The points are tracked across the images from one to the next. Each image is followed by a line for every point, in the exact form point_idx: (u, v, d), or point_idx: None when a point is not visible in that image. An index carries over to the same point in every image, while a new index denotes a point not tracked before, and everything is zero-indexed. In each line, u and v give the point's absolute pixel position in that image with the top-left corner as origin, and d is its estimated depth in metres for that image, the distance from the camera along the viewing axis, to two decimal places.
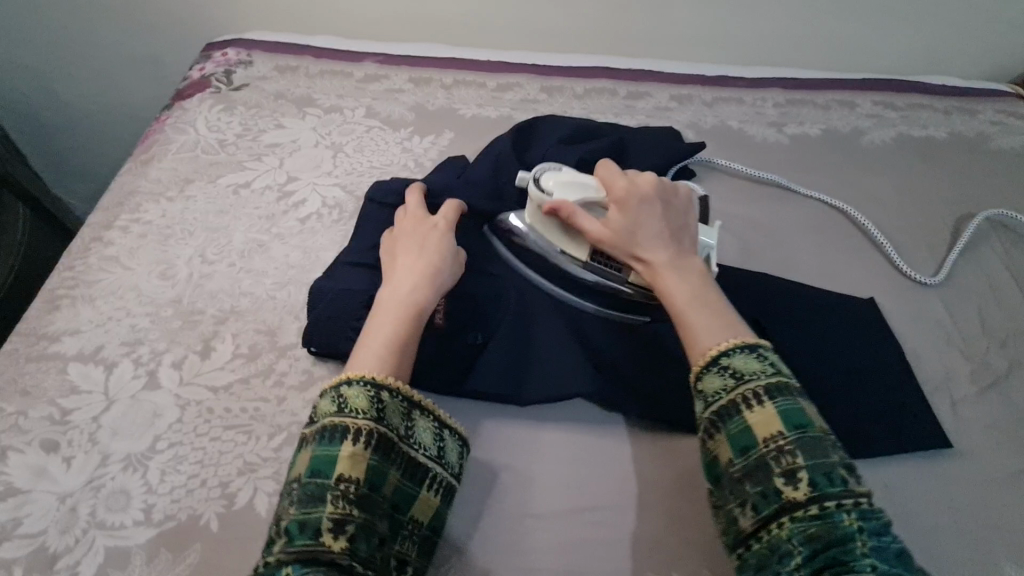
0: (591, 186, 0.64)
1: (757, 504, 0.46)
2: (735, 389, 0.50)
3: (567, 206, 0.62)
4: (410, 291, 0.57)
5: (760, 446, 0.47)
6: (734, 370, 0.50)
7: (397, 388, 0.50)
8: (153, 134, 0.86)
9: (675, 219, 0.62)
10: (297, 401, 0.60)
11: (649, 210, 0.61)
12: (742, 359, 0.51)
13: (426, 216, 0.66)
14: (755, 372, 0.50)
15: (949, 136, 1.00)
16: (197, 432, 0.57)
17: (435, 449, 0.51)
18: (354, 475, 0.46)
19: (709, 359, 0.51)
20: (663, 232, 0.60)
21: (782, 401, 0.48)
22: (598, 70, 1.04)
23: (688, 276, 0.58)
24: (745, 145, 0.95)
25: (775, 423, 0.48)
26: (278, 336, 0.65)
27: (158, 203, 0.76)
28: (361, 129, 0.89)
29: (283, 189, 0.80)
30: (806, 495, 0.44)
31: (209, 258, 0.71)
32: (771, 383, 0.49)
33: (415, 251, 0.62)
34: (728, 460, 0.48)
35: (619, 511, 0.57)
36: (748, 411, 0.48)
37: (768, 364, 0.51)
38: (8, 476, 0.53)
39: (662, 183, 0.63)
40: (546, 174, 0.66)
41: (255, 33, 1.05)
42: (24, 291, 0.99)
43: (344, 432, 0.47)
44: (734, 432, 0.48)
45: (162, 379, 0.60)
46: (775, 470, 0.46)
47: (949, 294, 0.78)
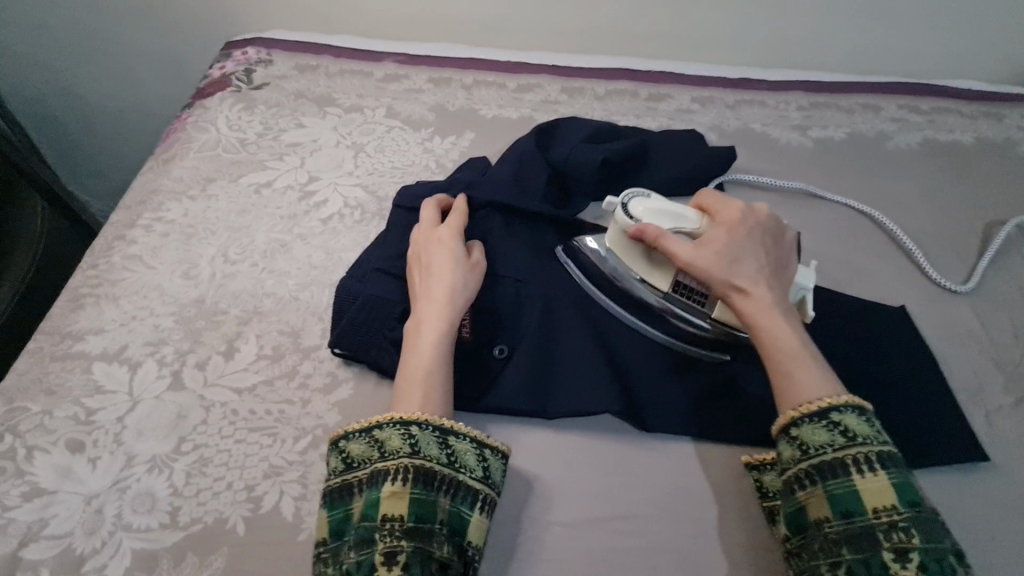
0: (685, 215, 0.63)
1: (854, 569, 0.46)
2: (844, 448, 0.49)
3: (653, 231, 0.61)
4: (426, 320, 0.58)
5: (868, 515, 0.47)
6: (844, 429, 0.49)
7: (425, 421, 0.51)
8: (174, 133, 0.86)
9: (778, 262, 0.61)
10: (322, 404, 0.59)
11: (754, 250, 0.60)
12: (853, 419, 0.50)
13: (434, 230, 0.66)
14: (868, 437, 0.49)
15: (975, 141, 0.98)
16: (223, 434, 0.57)
17: (479, 469, 0.52)
18: (397, 512, 0.47)
19: (814, 408, 0.50)
20: (766, 272, 0.59)
21: (896, 474, 0.48)
22: (618, 72, 1.03)
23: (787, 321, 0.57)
24: (769, 148, 0.94)
25: (891, 496, 0.47)
26: (302, 337, 0.64)
27: (180, 202, 0.76)
28: (382, 129, 0.89)
29: (305, 189, 0.79)
30: (914, 575, 0.44)
31: (232, 258, 0.71)
32: (883, 452, 0.49)
33: (425, 273, 0.62)
34: (827, 519, 0.48)
35: (644, 518, 0.57)
36: (860, 475, 0.48)
37: (878, 431, 0.50)
38: (33, 476, 0.53)
39: (769, 224, 0.62)
40: (635, 200, 0.65)
41: (274, 32, 1.05)
42: (43, 288, 1.00)
43: (385, 473, 0.49)
44: (841, 493, 0.48)
45: (186, 380, 0.60)
46: (883, 543, 0.46)
47: (980, 302, 0.77)
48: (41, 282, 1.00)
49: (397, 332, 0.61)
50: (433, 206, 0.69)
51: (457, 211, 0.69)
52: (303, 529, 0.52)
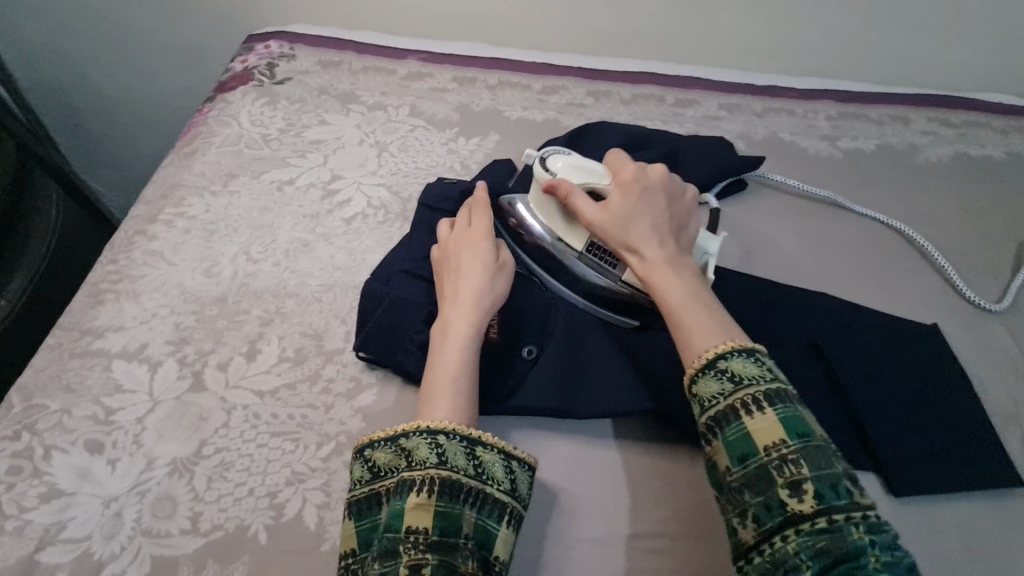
0: (597, 172, 0.63)
1: (759, 516, 0.44)
2: (733, 393, 0.48)
3: (566, 184, 0.62)
4: (455, 324, 0.57)
5: (760, 455, 0.45)
6: (732, 374, 0.48)
7: (451, 429, 0.50)
8: (196, 126, 0.84)
9: (675, 218, 0.61)
10: (345, 409, 0.58)
11: (650, 207, 0.60)
12: (740, 362, 0.49)
13: (461, 232, 0.64)
14: (755, 377, 0.48)
15: (1007, 156, 0.96)
16: (245, 438, 0.55)
17: (507, 482, 0.50)
18: (421, 524, 0.45)
19: (706, 361, 0.49)
20: (661, 229, 0.59)
21: (783, 408, 0.46)
22: (645, 76, 1.02)
23: (684, 275, 0.57)
24: (798, 158, 0.92)
25: (778, 431, 0.45)
26: (325, 340, 0.63)
27: (201, 198, 0.75)
28: (405, 128, 0.87)
29: (328, 188, 0.78)
30: (813, 508, 0.42)
31: (254, 256, 0.69)
32: (770, 388, 0.47)
33: (456, 276, 0.60)
34: (726, 469, 0.46)
35: (675, 536, 0.55)
36: (749, 417, 0.46)
37: (767, 368, 0.49)
38: (51, 477, 0.52)
39: (666, 183, 0.62)
40: (555, 155, 0.65)
41: (297, 26, 1.03)
42: (54, 280, 0.98)
43: (410, 483, 0.47)
44: (733, 438, 0.46)
45: (208, 381, 0.58)
46: (778, 481, 0.44)
47: (1014, 321, 0.75)
48: (53, 275, 0.98)
49: (423, 334, 0.60)
50: (467, 203, 0.67)
51: (480, 205, 0.66)
52: (326, 539, 0.51)
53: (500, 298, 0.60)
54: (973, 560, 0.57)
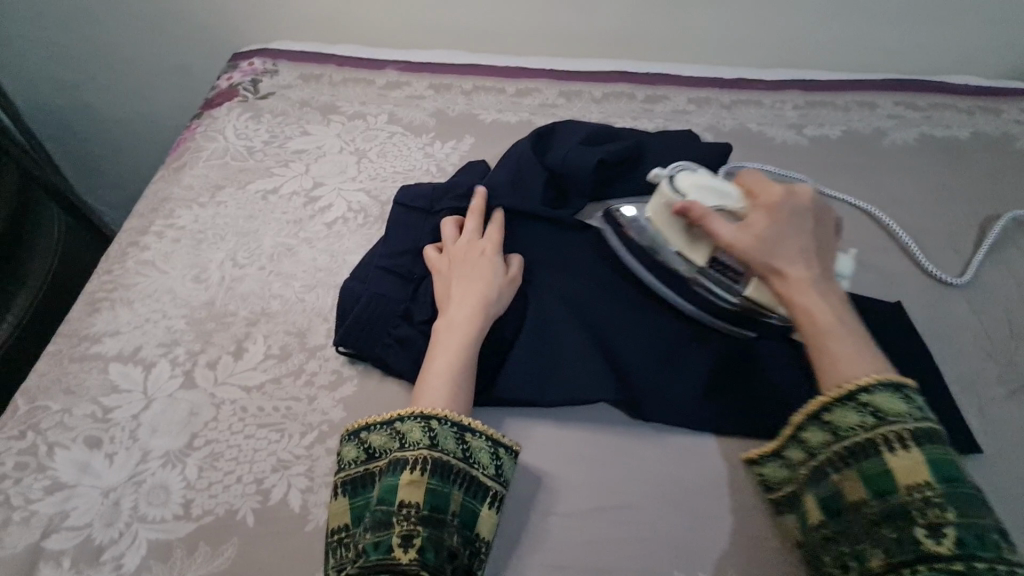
0: (730, 196, 0.65)
1: (891, 550, 0.46)
2: (874, 427, 0.50)
3: (700, 208, 0.63)
4: (464, 325, 0.60)
5: (902, 492, 0.47)
6: (875, 408, 0.50)
7: (445, 416, 0.53)
8: (185, 142, 0.89)
9: (822, 243, 0.62)
10: (327, 400, 0.61)
11: (800, 229, 0.60)
12: (884, 396, 0.50)
13: (474, 241, 0.68)
14: (902, 415, 0.50)
15: (972, 136, 0.99)
16: (233, 429, 0.59)
17: (493, 467, 0.53)
18: (414, 500, 0.49)
19: (849, 390, 0.51)
20: (809, 253, 0.60)
21: (932, 450, 0.48)
22: (615, 75, 1.05)
23: (830, 298, 0.58)
24: (764, 147, 0.95)
25: (923, 472, 0.47)
26: (308, 337, 0.66)
27: (190, 209, 0.79)
28: (384, 135, 0.91)
29: (310, 195, 0.82)
30: (952, 552, 0.44)
31: (240, 261, 0.73)
32: (918, 429, 0.49)
33: (465, 280, 0.64)
34: (862, 499, 0.49)
35: (643, 509, 0.58)
36: (891, 453, 0.48)
37: (915, 408, 0.50)
38: (54, 471, 0.56)
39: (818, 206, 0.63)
40: (681, 175, 0.68)
41: (280, 43, 1.08)
42: (55, 297, 1.02)
43: (404, 462, 0.51)
44: (873, 472, 0.49)
45: (198, 379, 0.62)
46: (918, 520, 0.46)
47: (975, 295, 0.78)
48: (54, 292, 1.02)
49: (399, 329, 0.64)
50: (477, 214, 0.71)
51: (491, 219, 0.71)
52: (310, 520, 0.54)
53: (503, 306, 0.65)
54: None
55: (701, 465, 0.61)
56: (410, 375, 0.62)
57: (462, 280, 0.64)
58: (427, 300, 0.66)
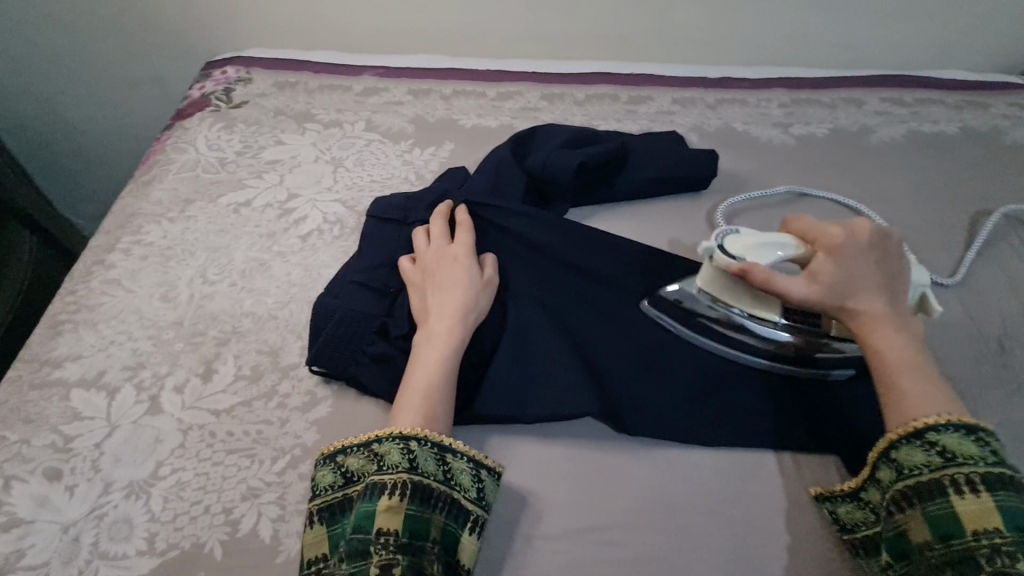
0: (787, 245, 0.58)
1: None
2: (940, 468, 0.46)
3: (760, 269, 0.56)
4: (442, 335, 0.58)
5: (969, 538, 0.43)
6: (945, 449, 0.46)
7: (425, 436, 0.51)
8: (154, 155, 0.86)
9: (891, 272, 0.56)
10: (300, 423, 0.59)
11: (864, 263, 0.55)
12: (956, 439, 0.46)
13: (446, 247, 0.66)
14: (973, 458, 0.45)
15: (960, 131, 0.97)
16: (201, 456, 0.56)
17: (474, 490, 0.51)
18: (392, 526, 0.46)
19: (913, 429, 0.48)
20: (880, 290, 0.55)
21: (1005, 496, 0.44)
22: (598, 76, 1.03)
23: (901, 335, 0.53)
24: (750, 147, 0.93)
25: (992, 518, 0.43)
26: (281, 356, 0.64)
27: (159, 224, 0.76)
28: (361, 143, 0.89)
29: (284, 206, 0.79)
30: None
31: (210, 278, 0.71)
32: (992, 474, 0.44)
33: (441, 289, 0.62)
34: (924, 543, 0.45)
35: (630, 528, 0.56)
36: (959, 496, 0.44)
37: (990, 451, 0.46)
38: (11, 506, 0.53)
39: (879, 234, 0.58)
40: (728, 238, 0.61)
41: (254, 50, 1.05)
42: (23, 323, 0.99)
43: (382, 486, 0.48)
44: (937, 515, 0.45)
45: (165, 403, 0.60)
46: (987, 569, 0.41)
47: (968, 294, 0.76)
48: (20, 316, 0.98)
49: (375, 346, 0.62)
50: (444, 219, 0.70)
51: (462, 222, 0.69)
52: (281, 551, 0.52)
53: (483, 312, 0.62)
54: None
55: (689, 480, 0.59)
56: (388, 394, 0.60)
57: (437, 289, 0.62)
58: (405, 315, 0.63)
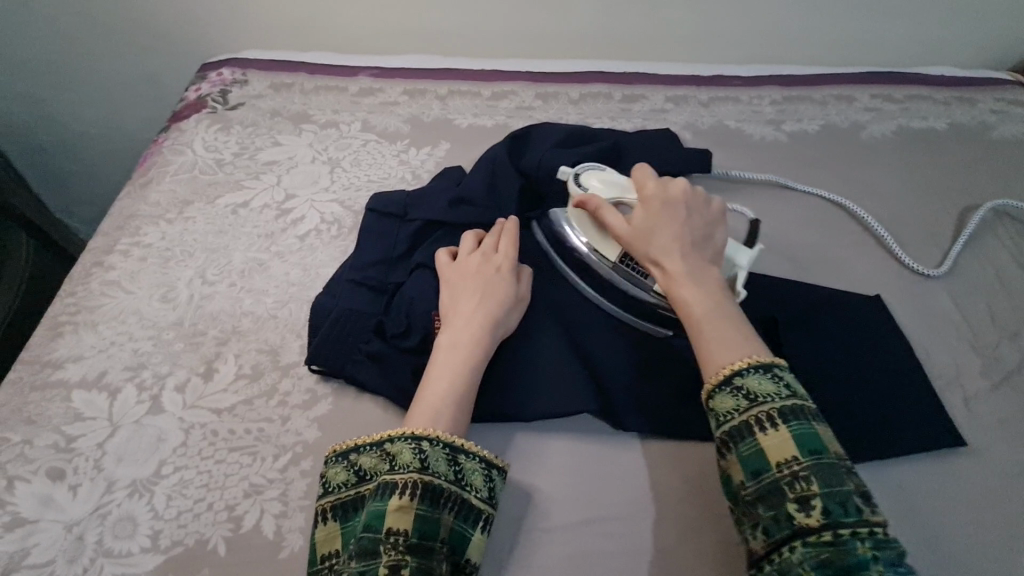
0: (625, 186, 0.67)
1: (769, 528, 0.46)
2: (748, 410, 0.50)
3: (595, 198, 0.65)
4: (471, 345, 0.59)
5: (773, 470, 0.47)
6: (747, 391, 0.50)
7: (438, 437, 0.51)
8: (151, 157, 0.87)
9: (700, 232, 0.62)
10: (302, 420, 0.60)
11: (671, 221, 0.61)
12: (756, 379, 0.51)
13: (490, 254, 0.66)
14: (770, 395, 0.50)
15: (949, 127, 0.99)
16: (203, 454, 0.57)
17: (485, 489, 0.52)
18: (401, 527, 0.47)
19: (724, 377, 0.51)
20: (686, 246, 0.60)
21: (797, 425, 0.48)
22: (592, 75, 1.04)
23: (707, 289, 0.58)
24: (743, 144, 0.94)
25: (789, 448, 0.47)
26: (281, 355, 0.65)
27: (157, 226, 0.76)
28: (358, 143, 0.89)
29: (282, 207, 0.80)
30: (818, 521, 0.44)
31: (209, 279, 0.71)
32: (785, 406, 0.49)
33: (475, 295, 0.62)
34: (741, 482, 0.48)
35: (628, 520, 0.57)
36: (762, 433, 0.48)
37: (783, 385, 0.50)
38: (14, 506, 0.54)
39: (692, 193, 0.63)
40: (588, 172, 0.69)
41: (250, 52, 1.05)
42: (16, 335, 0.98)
43: (393, 486, 0.48)
44: (747, 454, 0.48)
45: (166, 403, 0.60)
46: (788, 496, 0.46)
47: (956, 286, 0.77)
48: (14, 328, 0.97)
49: (371, 344, 0.62)
50: (500, 228, 0.69)
51: (509, 231, 0.68)
52: (284, 547, 0.52)
53: (510, 328, 0.63)
54: (917, 520, 0.58)
55: (682, 473, 0.60)
56: (385, 391, 0.60)
57: (470, 293, 0.62)
58: (402, 314, 0.64)
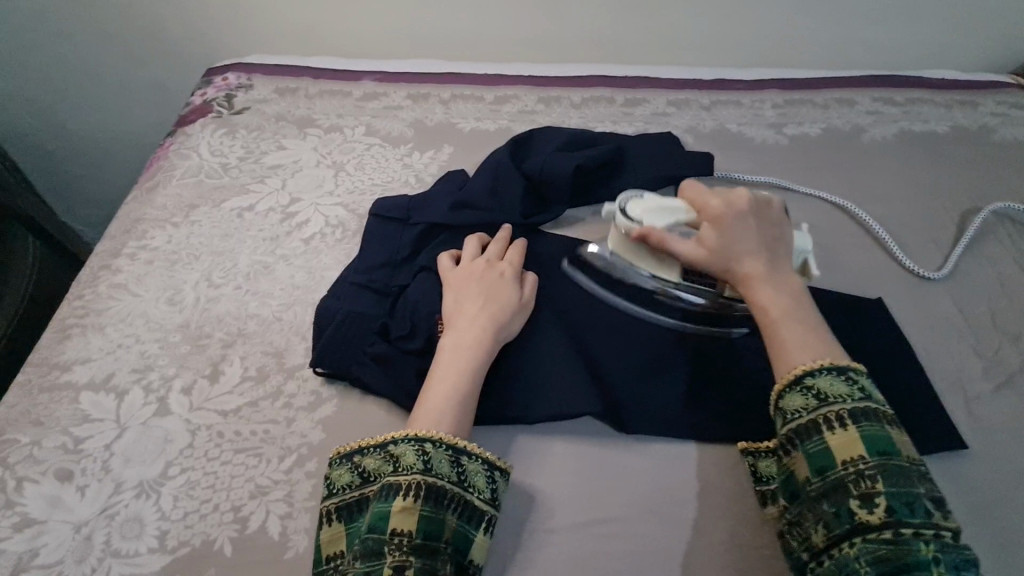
0: (679, 208, 0.64)
1: (829, 524, 0.47)
2: (816, 409, 0.51)
3: (656, 232, 0.62)
4: (473, 347, 0.59)
5: (839, 468, 0.48)
6: (818, 391, 0.51)
7: (440, 438, 0.52)
8: (158, 161, 0.87)
9: (773, 234, 0.62)
10: (306, 422, 0.60)
11: (745, 224, 0.61)
12: (827, 380, 0.51)
13: (494, 262, 0.67)
14: (841, 396, 0.50)
15: (950, 130, 0.99)
16: (209, 456, 0.57)
17: (488, 490, 0.52)
18: (405, 528, 0.47)
19: (793, 377, 0.52)
20: (760, 248, 0.60)
21: (868, 426, 0.49)
22: (594, 79, 1.05)
23: (782, 290, 0.58)
24: (744, 147, 0.95)
25: (858, 447, 0.48)
26: (286, 357, 0.65)
27: (164, 230, 0.77)
28: (361, 147, 0.90)
29: (287, 211, 0.80)
30: (883, 520, 0.45)
31: (215, 282, 0.72)
32: (856, 408, 0.50)
33: (478, 300, 0.63)
34: (805, 478, 0.50)
35: (630, 521, 0.57)
36: (830, 432, 0.49)
37: (856, 388, 0.51)
38: (24, 507, 0.54)
39: (758, 198, 0.63)
40: (631, 202, 0.66)
41: (254, 57, 1.06)
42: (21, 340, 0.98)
43: (396, 488, 0.49)
44: (813, 451, 0.49)
45: (173, 405, 0.61)
46: (853, 493, 0.47)
47: (958, 289, 0.78)
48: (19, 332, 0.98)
49: (376, 347, 0.63)
50: (506, 240, 0.71)
51: (514, 244, 0.70)
52: (290, 547, 0.53)
53: (513, 332, 0.64)
54: None
55: (684, 475, 0.60)
56: (389, 393, 0.61)
57: (474, 298, 0.63)
58: (406, 317, 0.65)
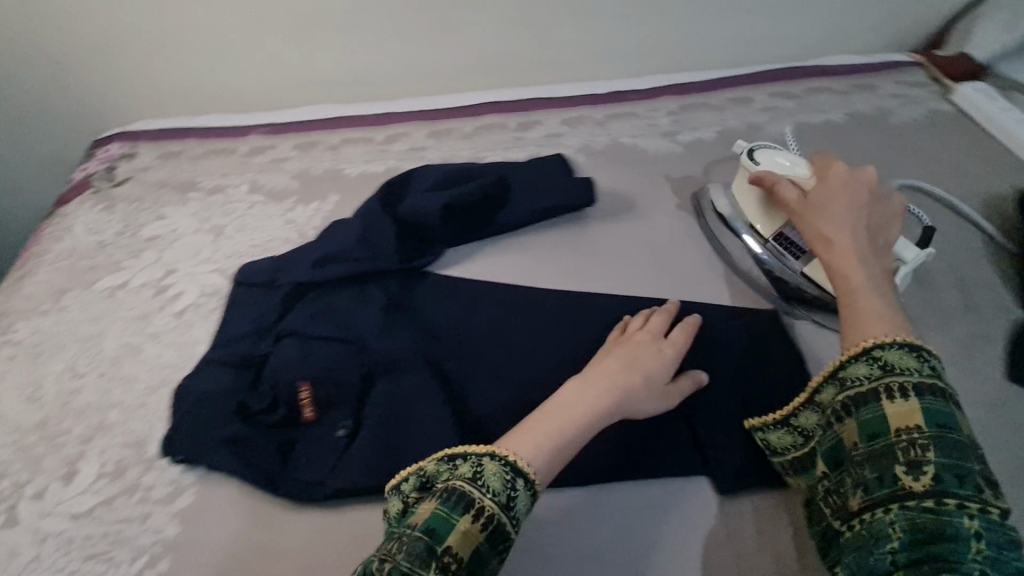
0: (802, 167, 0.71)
1: (869, 487, 0.47)
2: (879, 378, 0.51)
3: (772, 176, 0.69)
4: (595, 401, 0.54)
5: (892, 435, 0.48)
6: (885, 362, 0.51)
7: (533, 484, 0.48)
8: (33, 246, 0.85)
9: (875, 224, 0.64)
10: (162, 517, 0.57)
11: (847, 207, 0.64)
12: (897, 354, 0.51)
13: (658, 337, 0.62)
14: (909, 369, 0.50)
15: (847, 117, 0.98)
16: (55, 567, 0.54)
17: None
18: (460, 552, 0.43)
19: (862, 347, 0.53)
20: (856, 228, 0.63)
21: (930, 401, 0.49)
22: (487, 107, 1.03)
23: (869, 272, 0.59)
24: (638, 159, 0.93)
25: (915, 416, 0.48)
26: (146, 446, 0.62)
27: (30, 320, 0.75)
28: (243, 207, 0.88)
29: (160, 284, 0.78)
30: (927, 488, 0.45)
31: (79, 371, 0.69)
32: (921, 382, 0.49)
33: (624, 366, 0.58)
34: (853, 444, 0.50)
35: (625, 571, 0.53)
36: (888, 401, 0.49)
37: (925, 364, 0.50)
38: None
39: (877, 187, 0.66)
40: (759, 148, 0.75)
41: (141, 123, 1.05)
42: None
43: (469, 504, 0.45)
44: (866, 418, 0.50)
45: (22, 514, 0.58)
46: (900, 459, 0.47)
47: None
48: None
49: (230, 428, 0.60)
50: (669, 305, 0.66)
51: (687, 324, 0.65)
52: None
53: (649, 414, 0.58)
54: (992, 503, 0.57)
55: (669, 518, 0.56)
56: (245, 475, 0.58)
57: (618, 363, 0.58)
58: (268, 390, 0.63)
